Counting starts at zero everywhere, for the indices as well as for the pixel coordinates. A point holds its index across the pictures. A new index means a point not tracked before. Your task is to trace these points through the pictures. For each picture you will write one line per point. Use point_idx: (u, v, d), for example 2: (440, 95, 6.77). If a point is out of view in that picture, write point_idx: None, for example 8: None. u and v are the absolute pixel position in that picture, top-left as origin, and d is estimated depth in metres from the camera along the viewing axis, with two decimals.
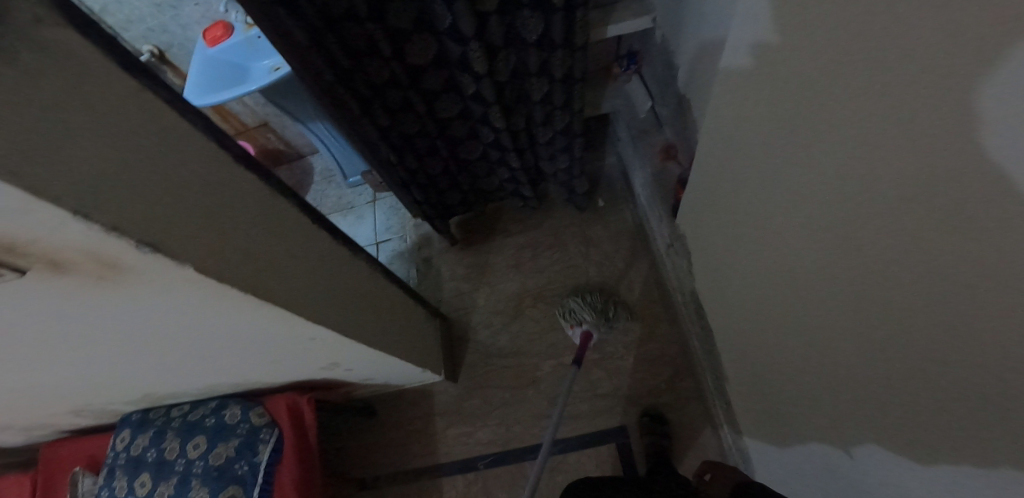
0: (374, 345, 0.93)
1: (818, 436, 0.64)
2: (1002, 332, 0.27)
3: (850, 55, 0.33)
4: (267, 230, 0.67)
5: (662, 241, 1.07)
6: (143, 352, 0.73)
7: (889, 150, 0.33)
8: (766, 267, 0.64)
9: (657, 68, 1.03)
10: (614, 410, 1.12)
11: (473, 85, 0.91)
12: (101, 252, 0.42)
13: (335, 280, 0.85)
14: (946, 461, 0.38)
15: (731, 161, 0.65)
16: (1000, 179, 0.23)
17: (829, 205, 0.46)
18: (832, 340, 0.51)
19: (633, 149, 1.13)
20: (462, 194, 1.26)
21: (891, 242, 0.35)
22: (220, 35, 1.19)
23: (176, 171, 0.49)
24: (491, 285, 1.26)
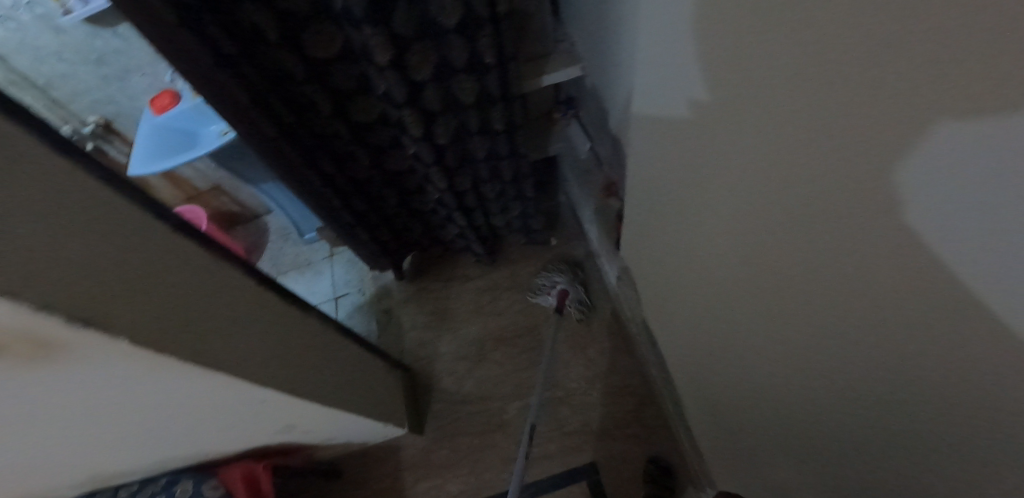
0: (330, 403, 0.91)
1: (764, 461, 0.65)
2: (905, 373, 0.29)
3: (730, 121, 0.37)
4: (209, 297, 0.67)
5: (613, 275, 1.10)
6: (80, 435, 0.70)
7: (777, 199, 0.36)
8: (698, 301, 0.67)
9: (591, 112, 1.10)
10: (584, 446, 1.11)
11: (414, 146, 0.96)
12: (29, 334, 0.43)
13: (289, 342, 0.84)
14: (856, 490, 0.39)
15: (656, 204, 0.69)
16: (889, 237, 0.25)
17: (734, 252, 0.49)
18: (769, 375, 0.53)
19: (580, 191, 1.18)
20: (418, 239, 1.29)
21: (805, 285, 0.38)
22: (168, 103, 1.23)
23: (111, 245, 0.50)
24: (452, 331, 1.26)
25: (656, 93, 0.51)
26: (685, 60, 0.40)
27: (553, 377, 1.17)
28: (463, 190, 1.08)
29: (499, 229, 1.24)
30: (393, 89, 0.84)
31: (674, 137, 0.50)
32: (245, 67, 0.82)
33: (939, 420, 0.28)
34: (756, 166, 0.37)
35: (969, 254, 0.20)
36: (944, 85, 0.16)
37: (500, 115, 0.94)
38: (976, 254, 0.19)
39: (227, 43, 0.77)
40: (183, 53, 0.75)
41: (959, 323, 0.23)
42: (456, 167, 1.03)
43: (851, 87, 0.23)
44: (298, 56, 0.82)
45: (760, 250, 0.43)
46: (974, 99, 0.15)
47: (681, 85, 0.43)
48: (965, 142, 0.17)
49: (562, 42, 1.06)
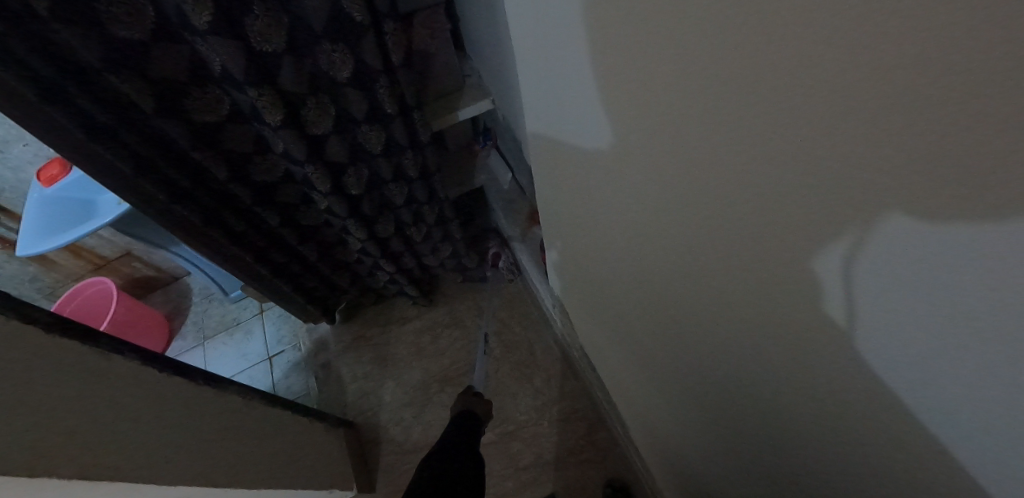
0: (262, 483, 0.85)
1: (710, 479, 0.66)
2: (838, 414, 0.30)
3: (635, 175, 0.38)
4: (94, 404, 0.61)
5: (550, 303, 1.10)
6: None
7: (686, 245, 0.37)
8: (625, 331, 0.68)
9: (508, 144, 1.11)
10: (541, 479, 1.10)
11: (325, 202, 0.92)
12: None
13: (206, 427, 0.78)
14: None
15: (572, 239, 0.68)
16: (806, 290, 0.26)
17: (657, 287, 0.47)
18: (707, 405, 0.53)
19: (507, 222, 1.18)
20: (350, 288, 1.25)
21: (720, 323, 0.39)
22: (57, 173, 1.15)
23: None
24: (395, 378, 1.23)
25: (547, 141, 0.52)
26: (576, 110, 0.39)
27: (500, 413, 1.16)
28: (386, 237, 1.06)
29: (432, 267, 1.22)
30: (291, 147, 0.81)
31: (577, 171, 0.49)
32: (124, 136, 0.77)
33: (870, 451, 0.29)
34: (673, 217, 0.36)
35: (924, 341, 0.19)
36: (875, 178, 0.16)
37: (413, 161, 0.93)
38: (934, 343, 0.19)
39: (99, 113, 0.72)
40: (47, 130, 0.69)
41: (897, 388, 0.23)
42: (375, 215, 1.01)
43: (762, 163, 0.23)
44: (183, 121, 0.78)
45: (672, 286, 0.44)
46: (918, 200, 0.15)
47: (581, 133, 0.41)
48: (906, 238, 0.16)
49: (471, 76, 1.06)
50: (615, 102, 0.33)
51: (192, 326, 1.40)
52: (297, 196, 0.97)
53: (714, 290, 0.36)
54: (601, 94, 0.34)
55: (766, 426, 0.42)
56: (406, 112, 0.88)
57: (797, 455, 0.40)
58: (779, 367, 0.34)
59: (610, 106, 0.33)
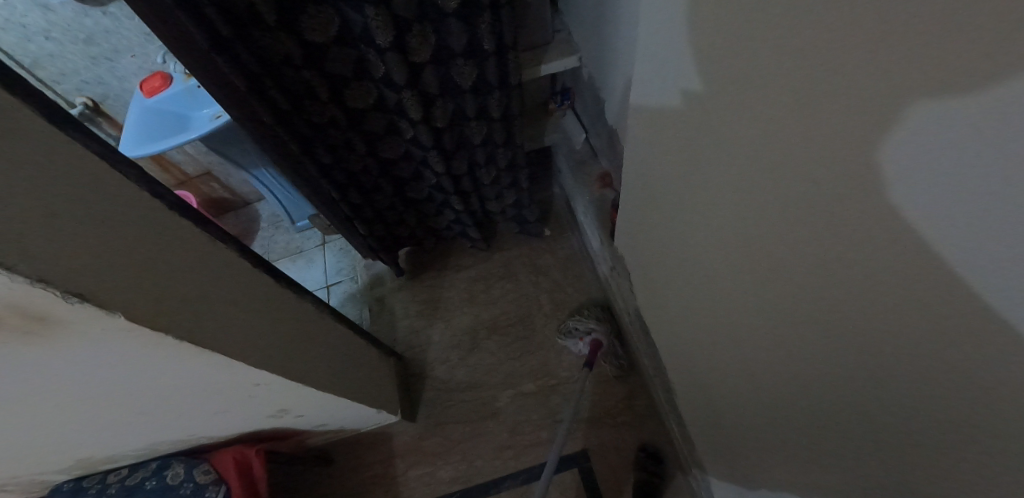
0: (334, 386, 0.89)
1: (762, 444, 0.66)
2: (902, 364, 0.31)
3: (708, 119, 0.40)
4: (212, 282, 0.65)
5: (606, 264, 1.11)
6: (62, 410, 0.64)
7: (761, 193, 0.38)
8: (689, 290, 0.68)
9: (588, 102, 1.10)
10: (573, 434, 1.13)
11: (413, 131, 0.95)
12: (26, 309, 0.43)
13: (293, 326, 0.82)
14: (880, 455, 0.40)
15: (650, 194, 0.67)
16: (867, 222, 0.28)
17: (735, 242, 0.46)
18: (765, 363, 0.54)
19: (574, 181, 1.20)
20: (411, 230, 1.30)
21: (788, 280, 0.41)
22: (159, 86, 1.22)
23: (123, 217, 0.52)
24: (445, 320, 1.31)
25: (641, 83, 0.54)
26: (676, 55, 0.41)
27: (545, 367, 1.20)
28: (459, 175, 1.10)
29: (493, 214, 1.28)
30: (393, 71, 0.82)
31: (664, 125, 0.51)
32: (240, 52, 0.76)
33: (913, 388, 0.31)
34: (770, 162, 0.35)
35: (945, 231, 0.21)
36: (934, 75, 0.18)
37: (499, 101, 0.94)
38: (954, 230, 0.21)
39: (223, 26, 0.71)
40: (174, 34, 0.69)
41: (936, 303, 0.25)
42: (453, 152, 1.04)
43: (831, 88, 0.25)
44: (295, 39, 0.77)
45: (751, 243, 0.44)
46: (959, 80, 0.17)
47: (673, 75, 0.43)
48: (941, 121, 0.18)
49: (560, 31, 1.05)
50: (701, 37, 0.35)
51: (260, 248, 1.54)
52: (384, 128, 0.98)
53: (793, 241, 0.37)
54: (691, 37, 0.37)
55: (835, 389, 0.42)
56: (500, 49, 0.86)
57: (867, 420, 0.39)
58: (855, 320, 0.34)
59: (702, 43, 0.36)
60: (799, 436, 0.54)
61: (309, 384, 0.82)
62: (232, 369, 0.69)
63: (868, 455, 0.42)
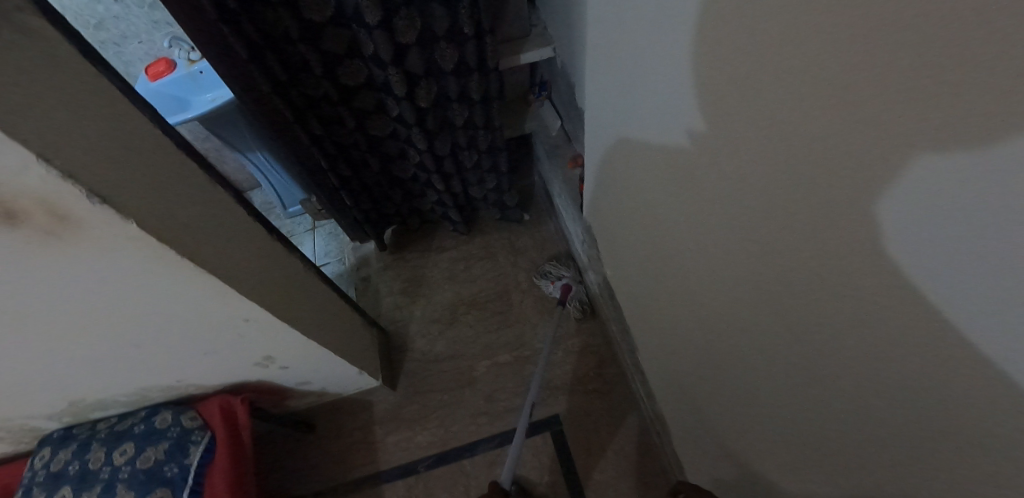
0: (325, 338, 0.91)
1: (703, 379, 0.71)
2: (770, 230, 0.39)
3: (642, 54, 0.50)
4: (219, 216, 0.69)
5: (579, 237, 1.19)
6: (56, 334, 0.66)
7: (671, 110, 0.48)
8: (642, 238, 0.75)
9: (561, 90, 1.21)
10: (548, 400, 1.15)
11: (397, 109, 1.03)
12: (50, 204, 0.47)
13: (291, 273, 0.86)
14: (771, 342, 0.46)
15: (609, 150, 0.76)
16: (732, 101, 0.37)
17: (665, 162, 0.54)
18: (693, 284, 0.60)
19: (551, 165, 1.29)
20: (397, 208, 1.38)
21: (701, 185, 0.48)
22: (164, 70, 1.31)
23: (136, 140, 0.57)
24: (427, 297, 1.37)
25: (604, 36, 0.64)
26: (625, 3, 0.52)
27: (521, 337, 1.25)
28: (442, 155, 1.18)
29: (475, 198, 1.37)
30: (379, 49, 0.89)
31: (619, 68, 0.60)
32: (245, 23, 0.84)
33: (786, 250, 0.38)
34: (674, 92, 0.42)
35: (762, 76, 0.32)
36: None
37: (478, 83, 1.02)
38: (765, 70, 0.31)
39: None
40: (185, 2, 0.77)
41: (772, 149, 0.34)
42: (436, 132, 1.12)
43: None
44: (293, 15, 0.85)
45: (677, 162, 0.51)
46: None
47: (624, 20, 0.54)
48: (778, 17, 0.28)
49: (536, 26, 1.16)
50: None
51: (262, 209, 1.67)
52: (373, 105, 1.06)
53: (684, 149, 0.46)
54: None
55: (737, 291, 0.49)
56: (478, 34, 0.94)
57: (759, 311, 0.46)
58: (739, 203, 0.42)
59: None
60: (733, 357, 0.58)
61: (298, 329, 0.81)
62: (223, 305, 0.70)
63: (770, 351, 0.47)
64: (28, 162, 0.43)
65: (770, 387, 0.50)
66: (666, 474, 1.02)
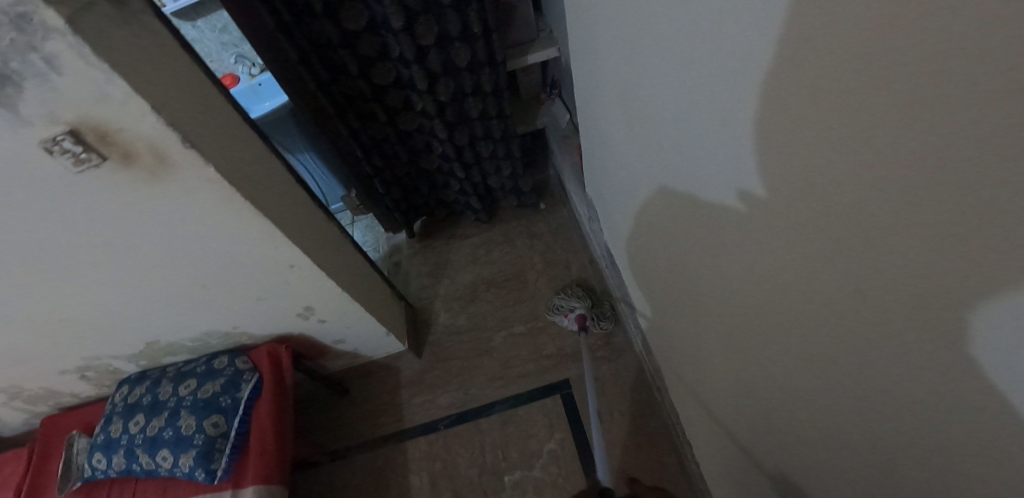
0: (359, 293, 1.02)
1: (682, 324, 0.76)
2: (679, 146, 0.48)
3: (599, 26, 0.62)
4: (275, 177, 0.83)
5: (586, 215, 1.27)
6: (145, 272, 0.80)
7: (618, 64, 0.58)
8: (624, 193, 0.83)
9: (567, 85, 1.33)
10: (559, 367, 1.21)
11: (421, 102, 1.16)
12: (156, 147, 0.62)
13: (333, 233, 0.99)
14: (703, 252, 0.53)
15: (594, 117, 0.86)
16: (642, 43, 0.47)
17: (622, 112, 0.64)
18: (658, 222, 0.68)
19: (561, 154, 1.40)
20: (424, 198, 1.52)
21: (642, 126, 0.57)
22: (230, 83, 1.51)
23: (217, 109, 0.72)
24: (450, 277, 1.48)
25: (577, 19, 0.75)
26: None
27: (535, 311, 1.32)
28: (461, 145, 1.30)
29: (493, 188, 1.48)
30: (404, 49, 1.04)
31: (588, 45, 0.71)
32: (296, 33, 1.01)
33: (689, 158, 0.47)
34: (623, 41, 0.53)
35: (654, 18, 0.42)
36: None
37: (490, 76, 1.14)
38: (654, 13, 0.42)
39: (285, 11, 0.97)
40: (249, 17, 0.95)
41: (667, 73, 0.44)
42: (455, 123, 1.25)
43: None
44: (335, 25, 1.02)
45: (629, 108, 0.60)
46: None
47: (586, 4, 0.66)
48: None
49: (543, 31, 1.30)
50: None
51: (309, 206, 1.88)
52: (401, 101, 1.21)
53: (633, 88, 0.55)
54: None
55: (678, 212, 0.57)
56: (487, 33, 1.08)
57: (691, 225, 0.54)
58: (663, 130, 0.51)
59: None
60: (687, 281, 0.64)
61: (332, 280, 0.93)
62: (273, 251, 0.83)
63: (699, 260, 0.55)
64: (146, 112, 0.57)
65: (710, 298, 0.57)
66: (673, 440, 1.03)
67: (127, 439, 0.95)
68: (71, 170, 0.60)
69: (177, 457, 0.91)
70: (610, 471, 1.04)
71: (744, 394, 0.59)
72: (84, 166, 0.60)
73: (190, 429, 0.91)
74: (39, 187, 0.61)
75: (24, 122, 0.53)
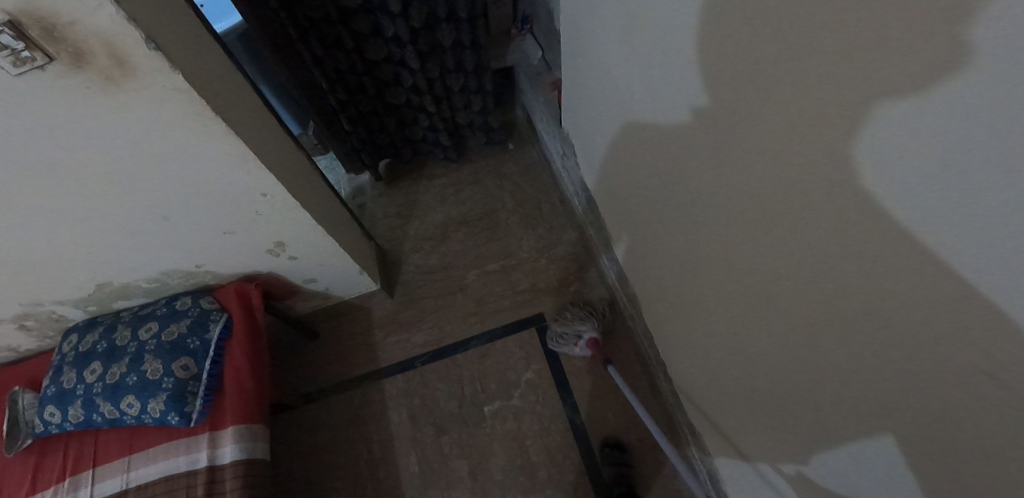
0: (332, 227, 0.99)
1: (648, 242, 0.81)
2: (666, 37, 0.50)
3: None
4: (242, 96, 0.77)
5: (558, 152, 1.28)
6: (93, 199, 0.73)
7: None
8: (598, 118, 0.84)
9: (542, 22, 1.30)
10: (533, 301, 1.25)
11: (392, 28, 1.08)
12: (113, 46, 0.55)
13: (301, 164, 0.94)
14: (675, 148, 0.56)
15: (575, 39, 0.85)
16: None
17: (610, 18, 0.64)
18: (628, 138, 0.71)
19: (533, 93, 1.38)
20: (391, 137, 1.45)
21: (634, 33, 0.58)
22: None
23: (173, 10, 0.65)
24: (420, 218, 1.46)
25: None
26: None
27: (509, 249, 1.34)
28: (433, 78, 1.24)
29: (462, 126, 1.44)
30: None
31: None
32: None
33: (672, 45, 0.49)
34: None
35: None
36: None
37: (465, 4, 1.09)
38: None
39: None
40: None
41: None
42: (427, 53, 1.18)
43: None
44: None
45: (620, 11, 0.60)
46: None
47: None
48: None
49: None
50: None
51: None
52: (369, 28, 1.11)
53: None
54: None
55: (651, 118, 0.60)
56: None
57: (663, 124, 0.57)
58: (652, 22, 0.52)
59: None
60: (656, 189, 0.67)
61: (305, 210, 0.89)
62: (242, 178, 0.78)
63: (672, 154, 0.57)
64: (102, 2, 0.50)
65: (678, 194, 0.60)
66: (642, 360, 1.12)
67: (85, 388, 0.89)
68: (10, 71, 0.53)
69: (146, 403, 0.87)
70: (584, 394, 1.11)
71: (702, 287, 0.64)
72: (26, 67, 0.53)
73: (158, 372, 0.88)
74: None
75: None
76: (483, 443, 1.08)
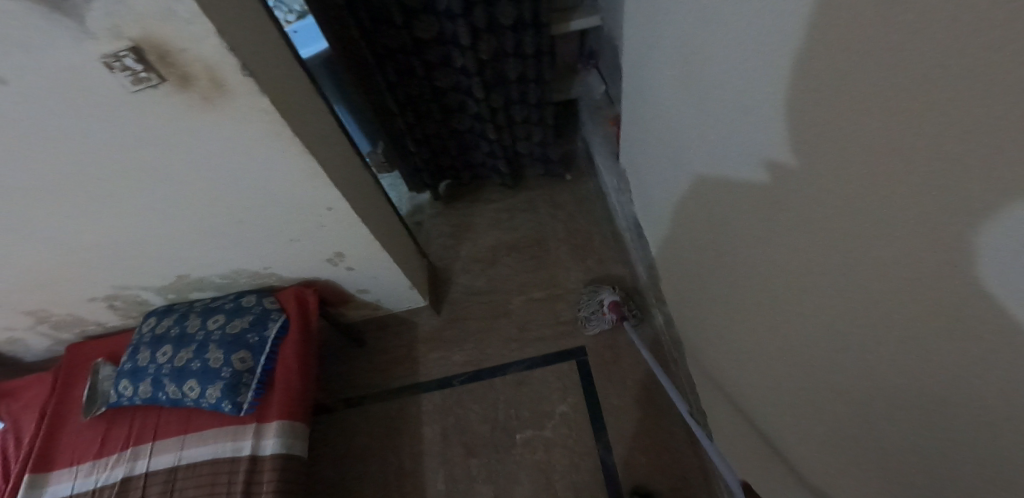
0: (388, 244, 1.03)
1: (706, 294, 0.78)
2: (748, 103, 0.49)
3: None
4: (320, 119, 0.83)
5: (614, 187, 1.27)
6: (184, 201, 0.81)
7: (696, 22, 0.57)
8: (664, 161, 0.83)
9: (606, 56, 1.30)
10: (574, 333, 1.23)
11: (461, 59, 1.13)
12: (213, 72, 0.61)
13: (367, 183, 1.00)
14: (750, 214, 0.54)
15: (644, 82, 0.85)
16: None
17: (686, 72, 0.64)
18: (698, 188, 0.70)
19: (593, 126, 1.38)
20: (451, 161, 1.50)
21: (711, 87, 0.57)
22: None
23: (269, 43, 0.71)
24: (472, 240, 1.48)
25: None
26: None
27: (554, 278, 1.33)
28: (496, 107, 1.27)
29: (522, 155, 1.47)
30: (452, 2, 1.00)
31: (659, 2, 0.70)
32: None
33: (755, 114, 0.47)
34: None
35: None
36: None
37: (533, 39, 1.11)
38: None
39: None
40: None
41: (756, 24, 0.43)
42: (492, 84, 1.22)
43: None
44: None
45: (698, 66, 0.60)
46: None
47: None
48: None
49: None
50: None
51: None
52: (440, 58, 1.16)
53: (711, 43, 0.54)
54: None
55: (726, 176, 0.58)
56: None
57: (739, 187, 0.55)
58: (733, 85, 0.51)
59: None
60: (724, 245, 0.65)
61: (366, 226, 0.93)
62: (311, 192, 0.83)
63: (747, 219, 0.55)
64: (209, 34, 0.56)
65: (748, 259, 0.58)
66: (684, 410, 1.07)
67: (155, 368, 0.98)
68: (128, 87, 0.60)
69: (205, 389, 0.94)
70: (619, 435, 1.07)
71: (763, 356, 0.61)
72: (142, 86, 0.60)
73: (218, 362, 0.95)
74: (93, 101, 0.61)
75: (89, 34, 0.53)
76: (510, 471, 1.07)
